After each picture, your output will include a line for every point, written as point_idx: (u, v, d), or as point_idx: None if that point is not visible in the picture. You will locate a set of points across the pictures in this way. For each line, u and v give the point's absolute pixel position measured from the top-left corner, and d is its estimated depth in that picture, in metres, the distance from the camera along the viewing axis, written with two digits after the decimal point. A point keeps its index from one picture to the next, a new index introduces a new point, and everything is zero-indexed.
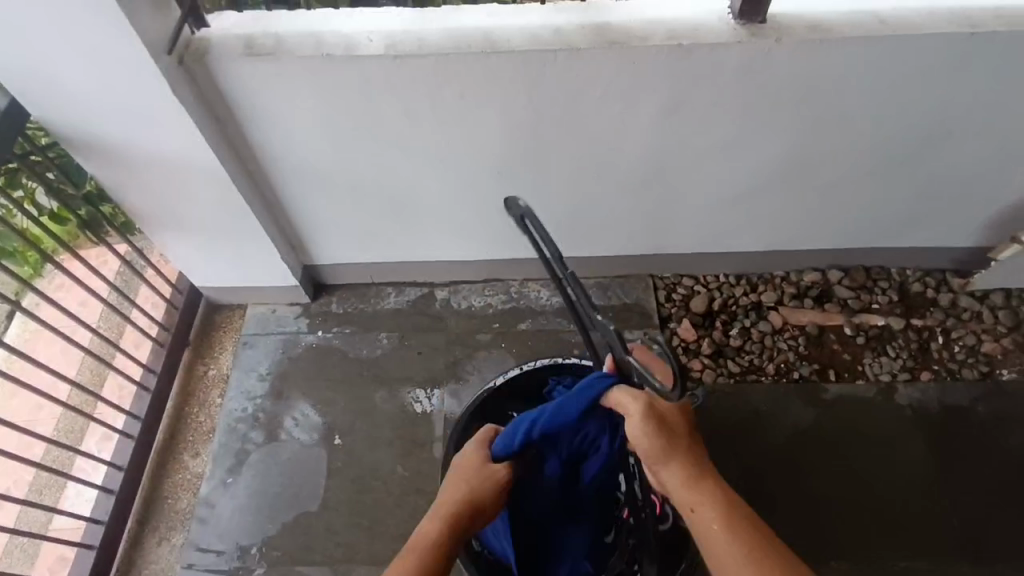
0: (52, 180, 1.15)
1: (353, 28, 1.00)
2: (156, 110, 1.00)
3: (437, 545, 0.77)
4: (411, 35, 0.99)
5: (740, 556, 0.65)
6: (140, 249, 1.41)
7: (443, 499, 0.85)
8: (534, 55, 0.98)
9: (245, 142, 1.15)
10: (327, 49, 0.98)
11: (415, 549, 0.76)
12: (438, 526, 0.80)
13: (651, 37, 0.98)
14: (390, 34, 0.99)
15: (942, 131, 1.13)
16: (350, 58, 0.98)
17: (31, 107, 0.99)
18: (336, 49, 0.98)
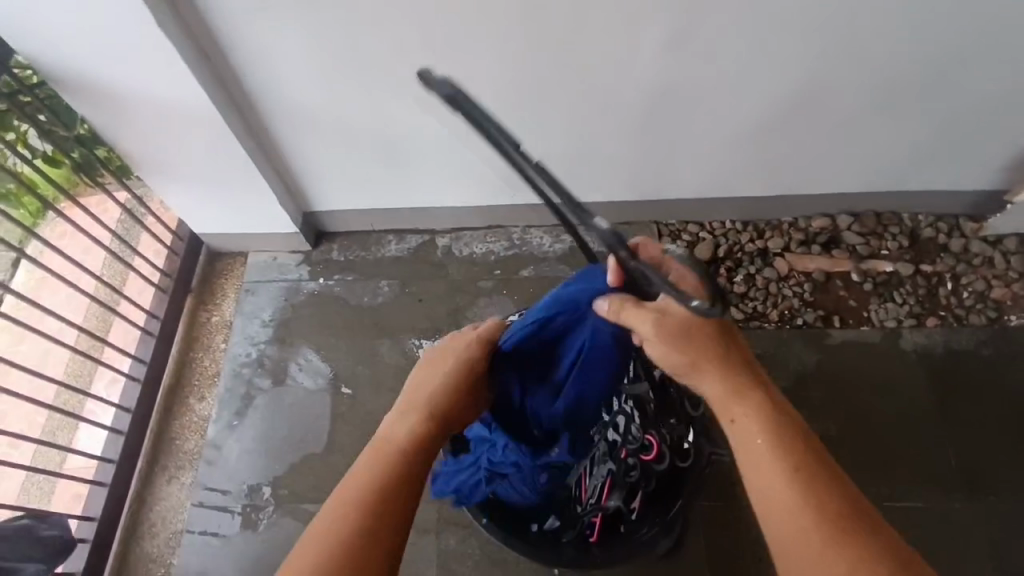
0: (43, 121, 1.13)
1: None
2: (141, 44, 0.96)
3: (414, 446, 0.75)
4: None
5: (777, 460, 0.62)
6: (139, 196, 1.40)
7: (417, 393, 0.81)
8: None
9: (237, 80, 1.12)
10: None
11: (385, 447, 0.74)
12: (411, 422, 0.77)
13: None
14: None
15: (961, 63, 1.08)
16: None
17: (14, 43, 0.96)
18: None
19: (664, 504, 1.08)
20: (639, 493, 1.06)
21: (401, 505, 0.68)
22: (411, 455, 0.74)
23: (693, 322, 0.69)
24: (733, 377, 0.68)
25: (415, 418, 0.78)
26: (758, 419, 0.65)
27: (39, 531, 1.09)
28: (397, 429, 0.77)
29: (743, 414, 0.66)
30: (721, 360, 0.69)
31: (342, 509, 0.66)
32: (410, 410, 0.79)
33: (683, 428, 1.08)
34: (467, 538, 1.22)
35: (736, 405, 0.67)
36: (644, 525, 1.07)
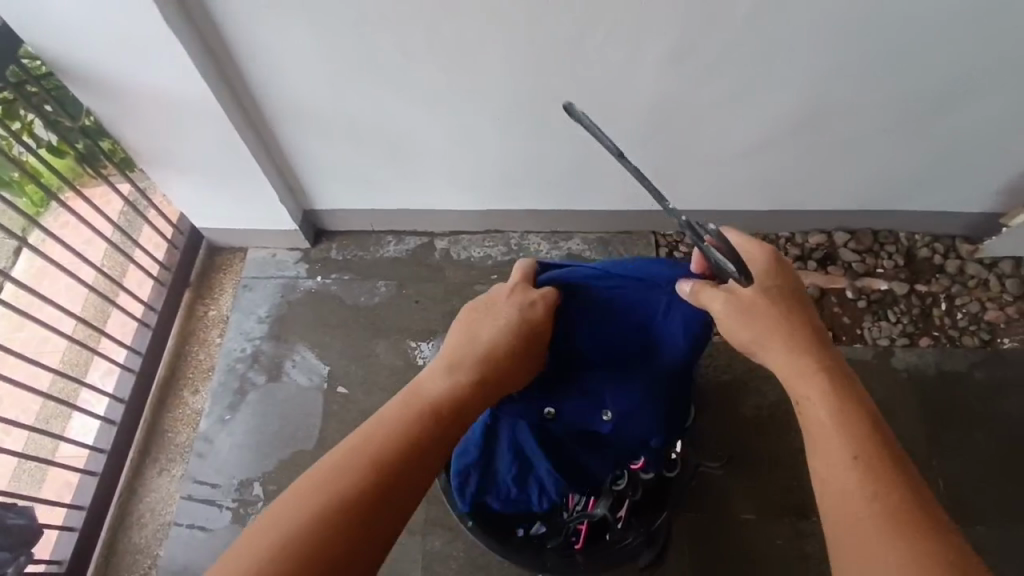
0: (49, 111, 1.14)
1: None
2: (147, 39, 0.98)
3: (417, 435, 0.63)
4: None
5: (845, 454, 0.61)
6: (142, 189, 1.41)
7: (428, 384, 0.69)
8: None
9: (242, 77, 1.13)
10: None
11: (412, 405, 0.65)
12: (449, 385, 0.68)
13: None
14: None
15: (959, 87, 1.09)
16: None
17: (23, 34, 0.97)
18: None
19: (649, 515, 1.08)
20: (626, 501, 1.06)
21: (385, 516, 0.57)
22: (444, 420, 0.65)
23: (762, 298, 0.71)
24: (804, 356, 0.68)
25: (453, 380, 0.68)
26: (824, 400, 0.65)
27: (6, 521, 1.10)
28: (428, 388, 0.68)
29: (810, 393, 0.66)
30: (790, 337, 0.69)
31: (347, 464, 0.58)
32: (452, 370, 0.69)
33: (672, 440, 1.10)
34: (453, 541, 1.22)
35: (803, 383, 0.67)
36: (630, 534, 1.06)
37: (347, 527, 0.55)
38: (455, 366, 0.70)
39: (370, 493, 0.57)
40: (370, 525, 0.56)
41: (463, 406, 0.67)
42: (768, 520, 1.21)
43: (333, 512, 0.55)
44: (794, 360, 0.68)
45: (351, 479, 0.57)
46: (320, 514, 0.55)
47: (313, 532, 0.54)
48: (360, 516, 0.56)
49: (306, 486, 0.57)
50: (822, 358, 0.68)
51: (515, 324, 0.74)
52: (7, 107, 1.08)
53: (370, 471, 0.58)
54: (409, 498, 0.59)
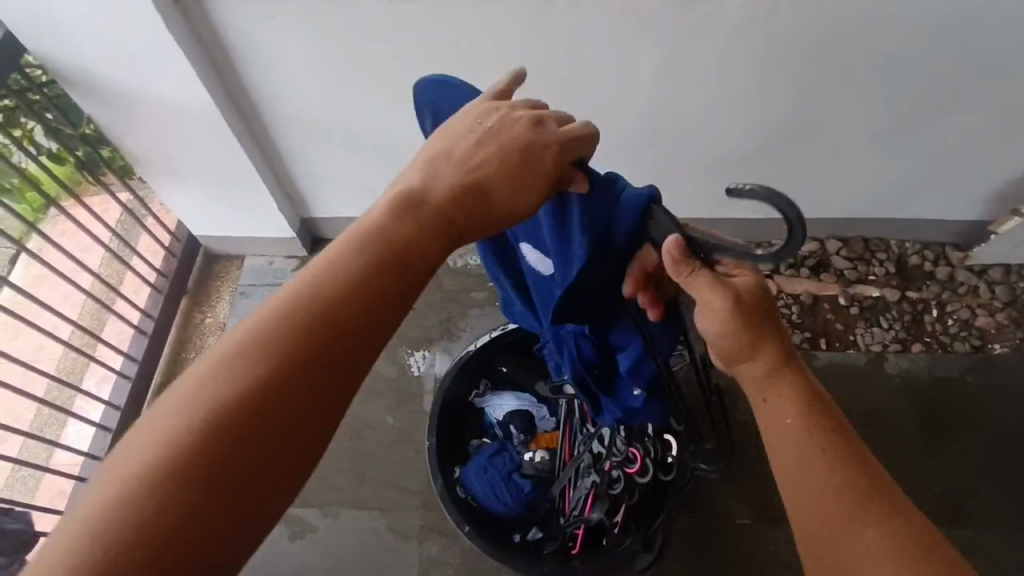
0: (50, 119, 1.15)
1: None
2: (150, 48, 1.00)
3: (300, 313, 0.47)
4: None
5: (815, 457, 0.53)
6: (142, 197, 1.41)
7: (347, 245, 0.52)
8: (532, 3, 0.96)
9: (242, 85, 1.14)
10: None
11: (337, 263, 0.49)
12: (385, 246, 0.51)
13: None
14: None
15: (945, 96, 1.12)
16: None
17: (28, 43, 0.99)
18: None
19: (646, 518, 1.08)
20: (623, 506, 1.06)
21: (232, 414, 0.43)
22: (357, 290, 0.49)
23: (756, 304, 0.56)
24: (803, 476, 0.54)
25: (397, 240, 0.51)
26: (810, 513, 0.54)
27: (4, 525, 1.11)
28: (366, 241, 0.51)
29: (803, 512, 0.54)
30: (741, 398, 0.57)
31: (237, 348, 0.45)
32: (396, 221, 0.52)
33: (667, 444, 1.11)
34: (450, 547, 1.22)
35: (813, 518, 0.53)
36: (627, 537, 1.05)
37: (231, 424, 0.43)
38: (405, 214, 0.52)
39: (264, 386, 0.44)
40: (264, 424, 0.44)
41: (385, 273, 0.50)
42: (766, 525, 1.21)
43: (161, 429, 0.43)
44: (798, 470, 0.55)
45: (241, 369, 0.44)
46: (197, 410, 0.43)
47: (179, 430, 0.42)
48: (224, 419, 0.43)
49: (189, 375, 0.45)
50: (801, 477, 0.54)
51: (501, 166, 0.52)
52: (9, 115, 1.09)
53: (263, 356, 0.45)
54: (327, 391, 0.46)
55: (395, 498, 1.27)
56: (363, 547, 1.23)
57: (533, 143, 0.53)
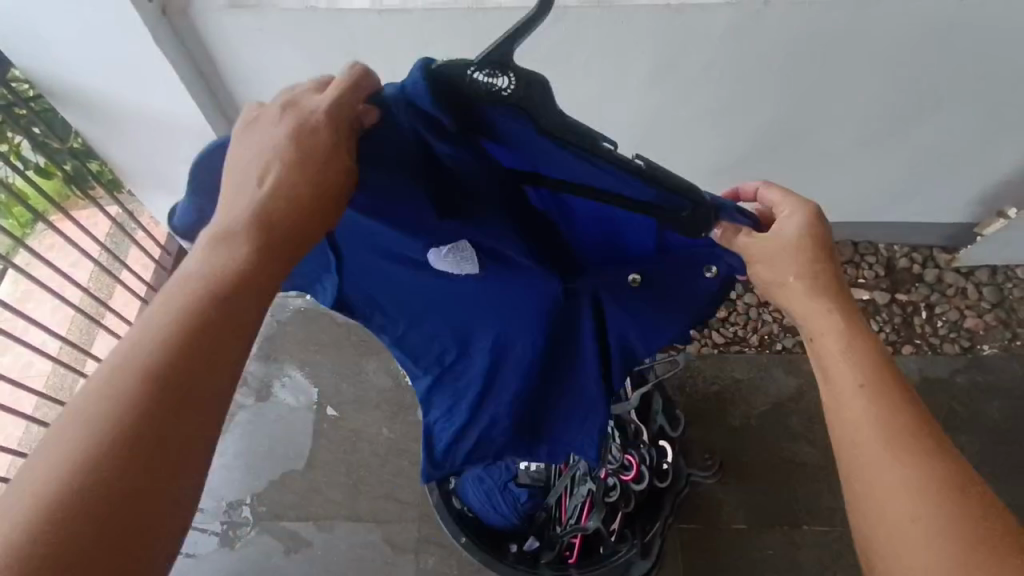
0: (37, 133, 1.14)
1: None
2: (140, 63, 1.00)
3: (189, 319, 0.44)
4: None
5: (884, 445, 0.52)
6: (131, 210, 1.40)
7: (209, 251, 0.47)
8: (519, 14, 0.96)
9: (232, 98, 1.14)
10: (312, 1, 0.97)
11: (165, 298, 0.45)
12: (216, 259, 0.46)
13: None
14: None
15: (930, 100, 1.13)
16: (334, 12, 0.97)
17: (15, 59, 0.98)
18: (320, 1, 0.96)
19: (642, 526, 1.07)
20: (619, 513, 1.07)
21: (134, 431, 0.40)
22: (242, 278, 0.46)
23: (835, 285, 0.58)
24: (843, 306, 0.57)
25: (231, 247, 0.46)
26: (847, 350, 0.55)
27: None
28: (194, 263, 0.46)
29: (843, 347, 0.55)
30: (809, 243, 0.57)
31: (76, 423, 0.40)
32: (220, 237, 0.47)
33: (662, 450, 1.10)
34: (448, 558, 1.21)
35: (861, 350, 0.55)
36: (623, 545, 1.06)
37: (109, 491, 0.38)
38: (230, 216, 0.48)
39: (132, 437, 0.40)
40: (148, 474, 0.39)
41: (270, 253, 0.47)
42: (762, 528, 1.22)
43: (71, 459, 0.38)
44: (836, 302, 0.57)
45: (96, 436, 0.39)
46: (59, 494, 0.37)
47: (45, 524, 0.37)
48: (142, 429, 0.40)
49: (29, 470, 0.38)
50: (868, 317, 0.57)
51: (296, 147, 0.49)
52: None
53: (145, 376, 0.41)
54: (205, 418, 0.42)
55: (392, 510, 1.26)
56: (360, 560, 1.22)
57: (307, 108, 0.51)
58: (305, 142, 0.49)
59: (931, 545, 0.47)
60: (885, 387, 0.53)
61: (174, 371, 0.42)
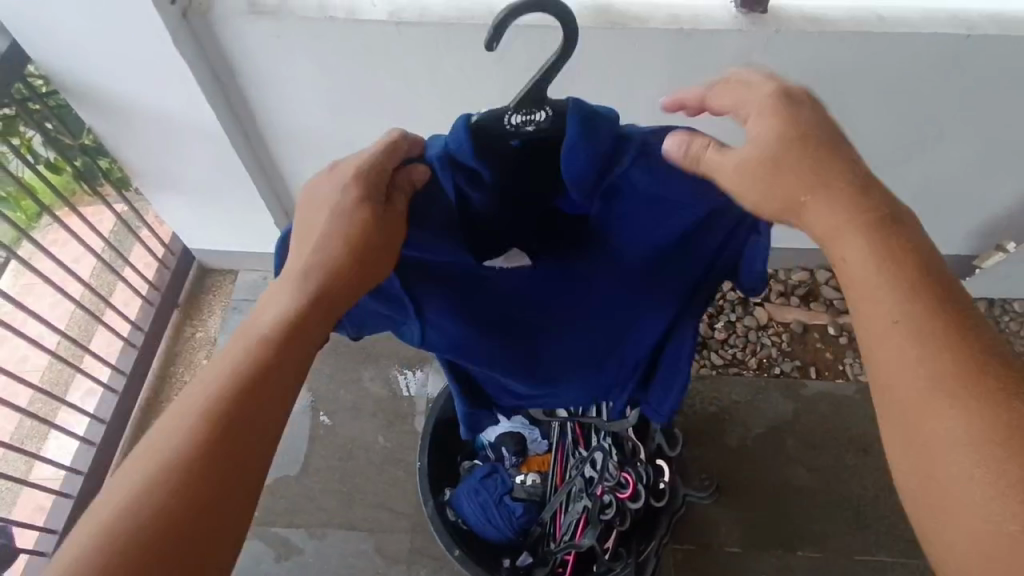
0: (50, 128, 1.15)
1: None
2: (157, 62, 1.01)
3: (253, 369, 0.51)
4: (415, 4, 0.99)
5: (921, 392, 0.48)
6: (137, 208, 1.40)
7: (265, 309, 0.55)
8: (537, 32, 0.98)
9: (245, 101, 1.15)
10: (331, 11, 0.98)
11: (225, 356, 0.52)
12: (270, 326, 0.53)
13: (653, 19, 0.98)
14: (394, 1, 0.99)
15: (933, 133, 1.15)
16: (352, 22, 0.98)
17: (35, 55, 1.00)
18: (339, 11, 0.98)
19: (637, 544, 1.08)
20: (614, 530, 1.06)
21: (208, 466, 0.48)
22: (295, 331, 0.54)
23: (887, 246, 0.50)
24: (869, 215, 0.50)
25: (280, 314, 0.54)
26: (884, 268, 0.49)
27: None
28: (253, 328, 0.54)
29: (877, 266, 0.49)
30: (768, 166, 0.52)
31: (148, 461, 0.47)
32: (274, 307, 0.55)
33: (659, 469, 1.08)
34: (439, 571, 1.21)
35: (896, 266, 0.49)
36: (618, 563, 1.05)
37: (183, 518, 0.46)
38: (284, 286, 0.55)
39: (194, 473, 0.47)
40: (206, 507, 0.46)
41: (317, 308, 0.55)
42: (755, 553, 1.21)
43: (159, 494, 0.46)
44: (855, 206, 0.51)
45: (155, 491, 0.46)
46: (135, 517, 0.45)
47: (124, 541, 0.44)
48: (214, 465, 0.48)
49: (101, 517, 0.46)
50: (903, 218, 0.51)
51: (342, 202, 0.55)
52: (8, 124, 1.09)
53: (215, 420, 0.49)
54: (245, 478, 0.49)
55: (385, 519, 1.25)
56: (350, 570, 1.21)
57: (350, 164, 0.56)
58: (366, 199, 0.55)
59: (985, 479, 0.43)
60: (920, 311, 0.48)
61: (231, 419, 0.49)
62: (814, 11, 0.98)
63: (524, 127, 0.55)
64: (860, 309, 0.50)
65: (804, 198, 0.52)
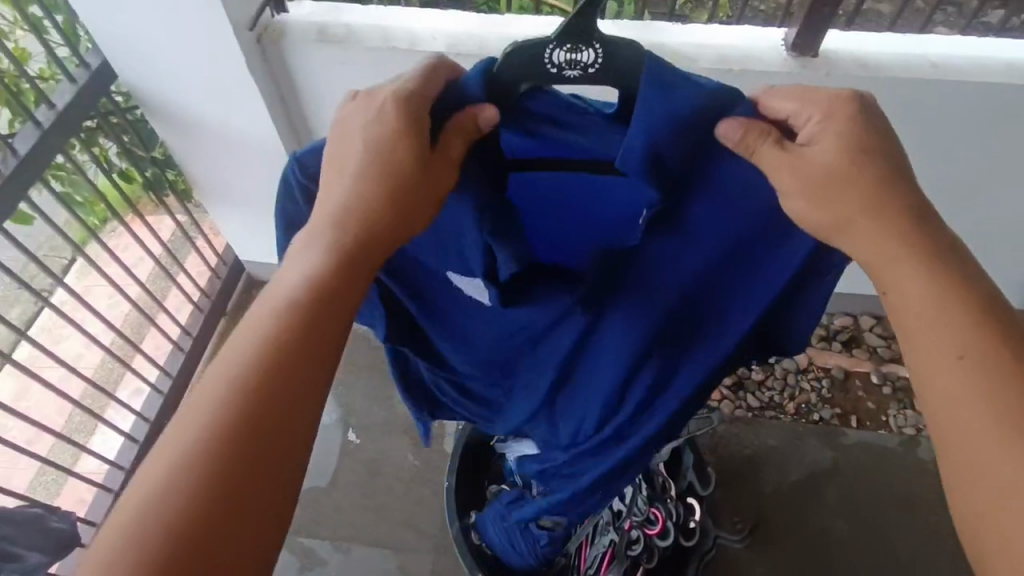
0: (127, 140, 1.24)
1: (421, 25, 1.05)
2: (231, 83, 1.08)
3: (266, 357, 0.50)
4: (473, 38, 1.03)
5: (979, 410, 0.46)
6: (196, 218, 1.47)
7: (277, 288, 0.54)
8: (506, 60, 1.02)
9: (308, 123, 1.21)
10: (394, 42, 1.04)
11: (236, 346, 0.51)
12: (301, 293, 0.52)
13: (702, 59, 1.00)
14: (453, 34, 1.04)
15: (987, 182, 1.13)
16: (413, 53, 1.04)
17: (121, 73, 1.08)
18: (402, 43, 1.04)
19: None
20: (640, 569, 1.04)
21: (231, 462, 0.47)
22: (309, 312, 0.52)
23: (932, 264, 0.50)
24: (922, 250, 0.50)
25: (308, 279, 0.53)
26: (941, 300, 0.49)
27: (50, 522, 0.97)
28: (273, 301, 0.53)
29: (934, 298, 0.49)
30: (825, 176, 0.50)
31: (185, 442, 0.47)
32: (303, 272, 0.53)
33: (689, 508, 1.08)
34: None
35: (955, 301, 0.49)
36: None
37: (203, 521, 0.45)
38: (311, 244, 0.55)
39: (244, 446, 0.47)
40: (256, 477, 0.47)
41: (335, 291, 0.53)
42: None
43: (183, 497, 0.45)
44: (908, 238, 0.50)
45: (178, 494, 0.45)
46: (178, 499, 0.45)
47: (185, 513, 0.45)
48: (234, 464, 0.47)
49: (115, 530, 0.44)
50: (945, 248, 0.51)
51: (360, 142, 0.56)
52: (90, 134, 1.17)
53: (230, 407, 0.48)
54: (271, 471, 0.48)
55: (409, 538, 1.25)
56: None
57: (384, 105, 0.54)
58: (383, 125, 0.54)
59: None
60: (981, 341, 0.48)
61: (272, 388, 0.49)
62: (866, 56, 0.99)
63: (567, 69, 0.50)
64: (922, 341, 0.49)
65: (857, 224, 0.51)
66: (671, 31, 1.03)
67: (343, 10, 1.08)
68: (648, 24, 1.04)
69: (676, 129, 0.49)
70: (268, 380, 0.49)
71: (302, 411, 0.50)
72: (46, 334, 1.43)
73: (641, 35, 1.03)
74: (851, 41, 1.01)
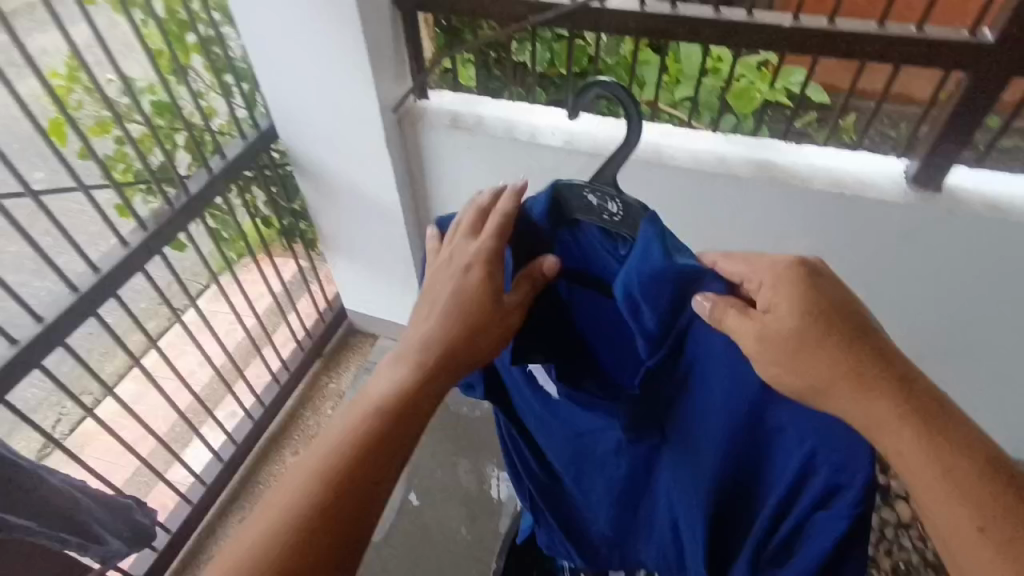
0: (274, 192, 1.41)
1: (543, 121, 1.14)
2: (369, 153, 1.22)
3: (355, 451, 0.58)
4: (589, 138, 1.11)
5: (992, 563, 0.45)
6: (315, 266, 1.63)
7: (372, 389, 0.63)
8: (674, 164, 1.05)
9: (427, 197, 1.33)
10: (516, 133, 1.14)
11: (334, 435, 0.59)
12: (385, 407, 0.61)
13: (816, 180, 1.01)
14: (571, 133, 1.12)
15: None
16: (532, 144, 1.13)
17: (283, 134, 1.25)
18: (524, 135, 1.13)
19: None
20: None
21: (311, 538, 0.54)
22: (396, 415, 0.60)
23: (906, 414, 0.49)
24: (924, 421, 0.49)
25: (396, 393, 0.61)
26: (953, 480, 0.47)
27: (139, 516, 1.05)
28: (368, 403, 0.61)
29: (948, 480, 0.47)
30: (783, 344, 0.51)
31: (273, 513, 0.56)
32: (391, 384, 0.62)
33: None
34: None
35: (946, 450, 0.48)
36: None
37: None
38: (406, 357, 0.64)
39: (325, 523, 0.54)
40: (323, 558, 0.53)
41: (419, 399, 0.62)
42: None
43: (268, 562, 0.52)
44: (908, 407, 0.49)
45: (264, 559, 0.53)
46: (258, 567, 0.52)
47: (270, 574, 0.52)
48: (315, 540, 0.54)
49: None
50: (944, 410, 0.50)
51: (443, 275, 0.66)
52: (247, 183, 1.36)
53: (319, 488, 0.55)
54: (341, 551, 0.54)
55: None
56: None
57: (467, 251, 0.65)
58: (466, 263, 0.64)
59: None
60: (977, 490, 0.47)
61: (356, 477, 0.57)
62: (996, 198, 0.95)
63: (606, 203, 0.59)
64: (924, 499, 0.48)
65: (834, 390, 0.50)
66: (786, 150, 1.05)
67: (475, 101, 1.20)
68: (762, 141, 1.07)
69: (676, 299, 0.55)
70: (352, 472, 0.57)
71: (370, 501, 0.57)
72: (169, 346, 1.60)
73: (755, 150, 1.05)
74: (981, 181, 0.98)
